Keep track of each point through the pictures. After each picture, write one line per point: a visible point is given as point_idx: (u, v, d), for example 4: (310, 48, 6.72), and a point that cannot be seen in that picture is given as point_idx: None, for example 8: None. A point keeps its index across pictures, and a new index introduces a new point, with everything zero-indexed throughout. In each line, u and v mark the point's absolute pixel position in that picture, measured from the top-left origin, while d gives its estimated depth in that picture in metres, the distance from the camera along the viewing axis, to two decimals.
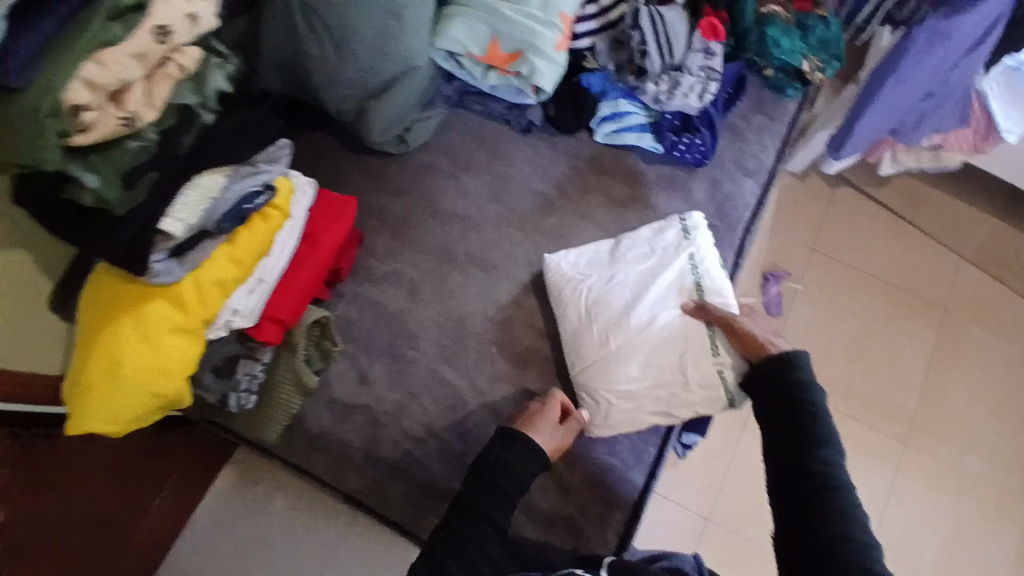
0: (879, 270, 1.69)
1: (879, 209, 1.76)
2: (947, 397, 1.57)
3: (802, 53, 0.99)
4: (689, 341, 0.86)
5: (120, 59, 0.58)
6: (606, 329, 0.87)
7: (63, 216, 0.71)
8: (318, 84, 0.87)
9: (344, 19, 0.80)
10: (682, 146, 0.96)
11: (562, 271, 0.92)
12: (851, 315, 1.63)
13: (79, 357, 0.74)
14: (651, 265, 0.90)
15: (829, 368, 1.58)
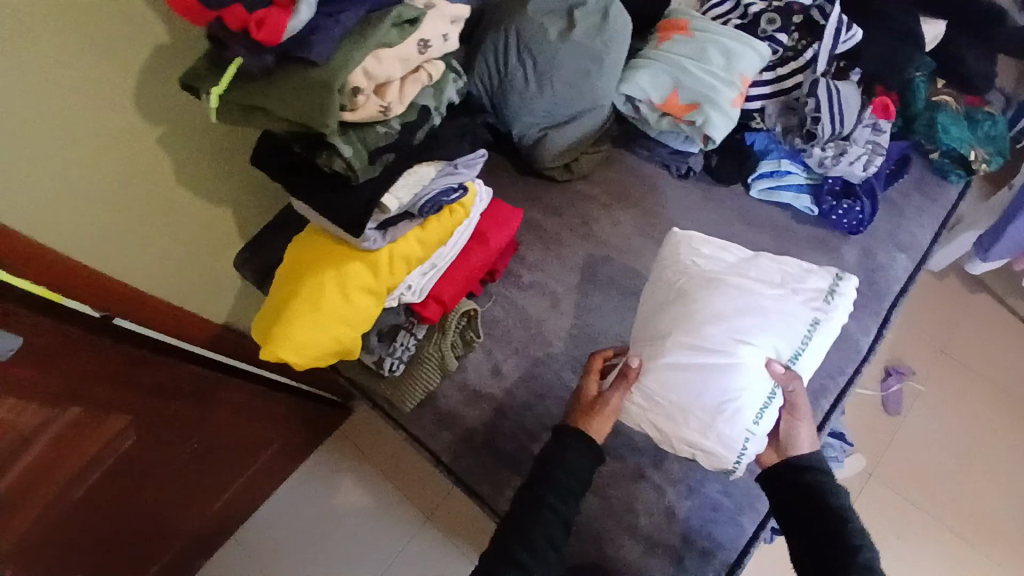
0: (1013, 387, 1.59)
1: (1020, 322, 1.66)
2: None
3: (970, 142, 1.01)
4: (746, 389, 0.82)
5: (391, 58, 0.71)
6: (687, 327, 0.85)
7: (305, 180, 0.82)
8: (512, 108, 0.99)
9: (554, 60, 0.93)
10: (840, 211, 1.00)
11: (683, 259, 0.90)
12: (975, 424, 1.54)
13: (283, 296, 0.86)
14: (769, 302, 0.86)
15: (942, 480, 1.49)
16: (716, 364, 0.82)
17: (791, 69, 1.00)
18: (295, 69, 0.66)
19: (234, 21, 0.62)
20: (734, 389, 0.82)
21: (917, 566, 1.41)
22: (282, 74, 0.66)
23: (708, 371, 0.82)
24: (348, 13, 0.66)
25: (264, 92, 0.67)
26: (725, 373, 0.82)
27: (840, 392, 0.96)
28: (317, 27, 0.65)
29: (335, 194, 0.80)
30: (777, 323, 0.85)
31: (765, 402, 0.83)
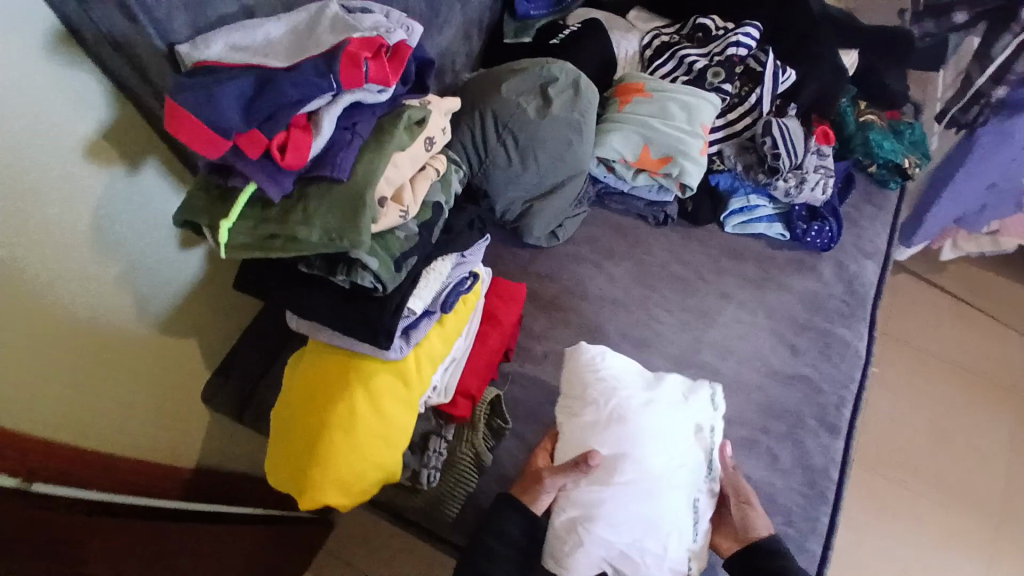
0: (949, 354, 1.76)
1: (942, 294, 1.86)
2: None
3: (901, 152, 1.14)
4: (678, 519, 0.82)
5: (404, 162, 0.69)
6: (616, 456, 0.83)
7: (307, 300, 0.75)
8: (496, 187, 0.98)
9: (537, 136, 0.95)
10: (812, 233, 1.08)
11: (602, 380, 0.88)
12: (937, 395, 1.69)
13: (304, 431, 0.77)
14: (683, 421, 0.87)
15: (920, 454, 1.61)
16: (655, 498, 0.81)
17: (738, 113, 1.09)
18: (318, 189, 0.62)
19: (254, 147, 0.56)
20: (673, 523, 0.81)
21: (913, 540, 1.49)
22: (300, 196, 0.62)
23: (652, 507, 0.81)
24: (364, 124, 0.64)
25: (285, 217, 0.62)
26: (664, 505, 0.82)
27: (855, 400, 1.02)
28: (340, 142, 0.62)
29: (352, 306, 0.74)
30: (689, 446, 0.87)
31: (695, 522, 0.84)
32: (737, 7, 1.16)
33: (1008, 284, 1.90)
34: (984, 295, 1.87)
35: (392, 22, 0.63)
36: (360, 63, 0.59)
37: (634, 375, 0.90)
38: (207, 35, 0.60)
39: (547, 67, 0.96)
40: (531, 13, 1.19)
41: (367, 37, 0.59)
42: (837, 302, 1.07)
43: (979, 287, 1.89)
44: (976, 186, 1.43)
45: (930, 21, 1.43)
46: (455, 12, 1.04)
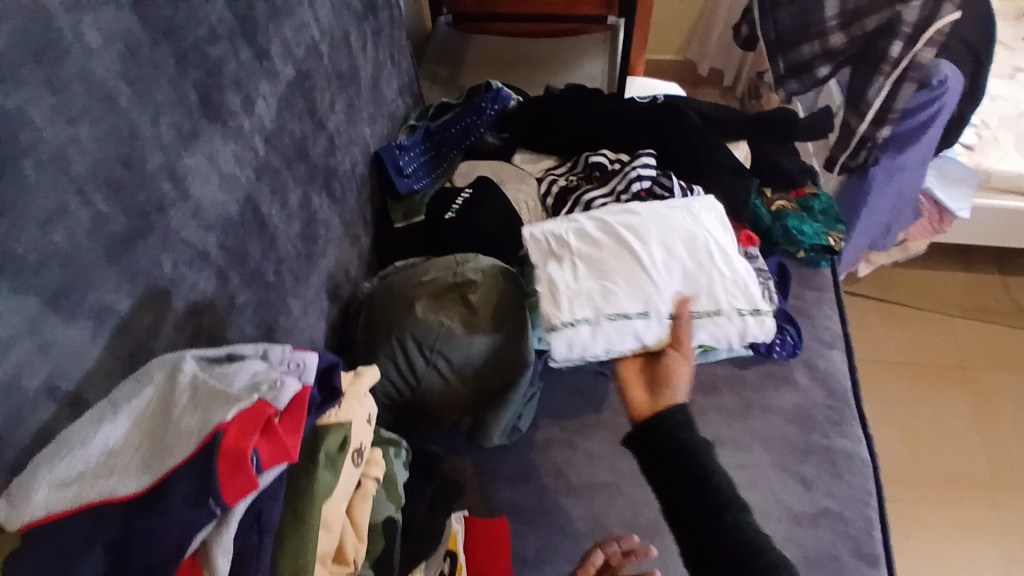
0: (892, 354, 2.03)
1: (864, 299, 2.14)
2: (1006, 446, 1.85)
3: (822, 232, 1.13)
4: (610, 279, 0.84)
5: (337, 514, 0.53)
6: (618, 227, 0.88)
7: None
8: (436, 410, 0.84)
9: (472, 351, 0.80)
10: (777, 346, 1.02)
11: (675, 211, 0.91)
12: (895, 400, 1.94)
13: None
14: (709, 286, 0.86)
15: (902, 464, 1.82)
16: (628, 261, 0.85)
17: None
18: None
19: None
20: (628, 306, 0.83)
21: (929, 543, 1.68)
22: None
23: (605, 239, 0.87)
24: (272, 506, 0.46)
25: None
26: (638, 281, 0.84)
27: (881, 519, 0.93)
28: (247, 555, 0.45)
29: None
30: (689, 244, 0.88)
31: (617, 293, 0.83)
32: (626, 134, 1.13)
33: (908, 275, 2.20)
34: (896, 291, 2.16)
35: (278, 364, 0.47)
36: (249, 461, 0.42)
37: (657, 205, 0.93)
38: (25, 479, 0.40)
39: (458, 271, 0.83)
40: (415, 186, 1.08)
41: (247, 410, 0.43)
42: (823, 410, 1.00)
43: (889, 286, 2.17)
44: (880, 213, 1.52)
45: (794, 81, 1.45)
46: (335, 225, 0.89)
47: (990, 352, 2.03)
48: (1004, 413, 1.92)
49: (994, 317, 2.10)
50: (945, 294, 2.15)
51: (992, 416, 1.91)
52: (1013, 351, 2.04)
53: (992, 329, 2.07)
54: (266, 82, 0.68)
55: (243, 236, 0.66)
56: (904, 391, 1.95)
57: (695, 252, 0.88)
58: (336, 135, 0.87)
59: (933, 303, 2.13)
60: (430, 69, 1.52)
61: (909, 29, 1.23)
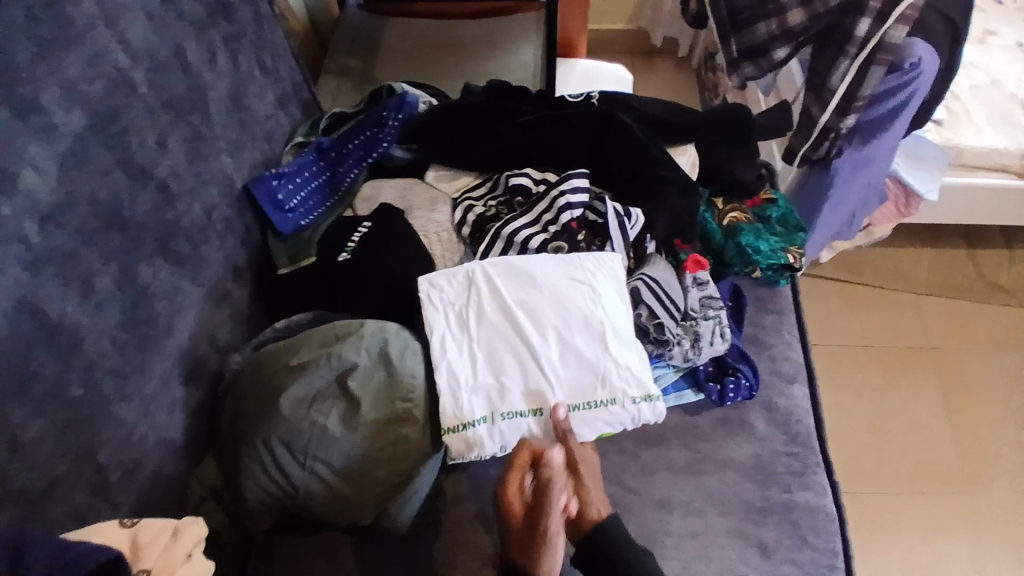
0: (858, 339, 1.94)
1: (830, 281, 2.04)
2: (977, 432, 1.80)
3: (781, 248, 0.99)
4: (501, 362, 0.73)
5: None
6: (513, 301, 0.76)
7: None
8: (324, 516, 0.69)
9: (357, 453, 0.66)
10: (731, 390, 0.90)
11: (562, 281, 0.79)
12: (861, 389, 1.86)
13: None
14: (600, 376, 0.75)
15: (870, 457, 1.76)
16: (512, 346, 0.74)
17: None
18: None
19: None
20: (520, 401, 0.73)
21: (897, 540, 1.65)
22: None
23: (498, 322, 0.75)
24: None
25: None
26: (525, 370, 0.73)
27: None
28: None
29: None
30: (578, 322, 0.77)
31: (507, 383, 0.73)
32: (552, 143, 0.96)
33: (876, 253, 2.09)
34: (862, 272, 2.06)
35: None
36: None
37: (553, 268, 0.80)
38: None
39: (335, 354, 0.68)
40: (303, 222, 0.91)
41: None
42: (784, 459, 0.88)
43: (856, 266, 2.07)
44: (845, 203, 1.38)
45: (750, 65, 1.29)
46: (185, 289, 0.75)
47: (961, 333, 1.96)
48: (976, 396, 1.86)
49: (966, 295, 2.02)
50: (915, 273, 2.06)
51: (959, 398, 1.85)
52: (986, 330, 1.97)
53: (963, 309, 2.00)
54: (34, 145, 0.55)
55: (15, 350, 0.54)
56: (869, 378, 1.88)
57: (593, 334, 0.76)
58: (172, 183, 0.72)
59: (902, 283, 2.04)
60: (336, 60, 1.31)
61: (878, 4, 1.07)
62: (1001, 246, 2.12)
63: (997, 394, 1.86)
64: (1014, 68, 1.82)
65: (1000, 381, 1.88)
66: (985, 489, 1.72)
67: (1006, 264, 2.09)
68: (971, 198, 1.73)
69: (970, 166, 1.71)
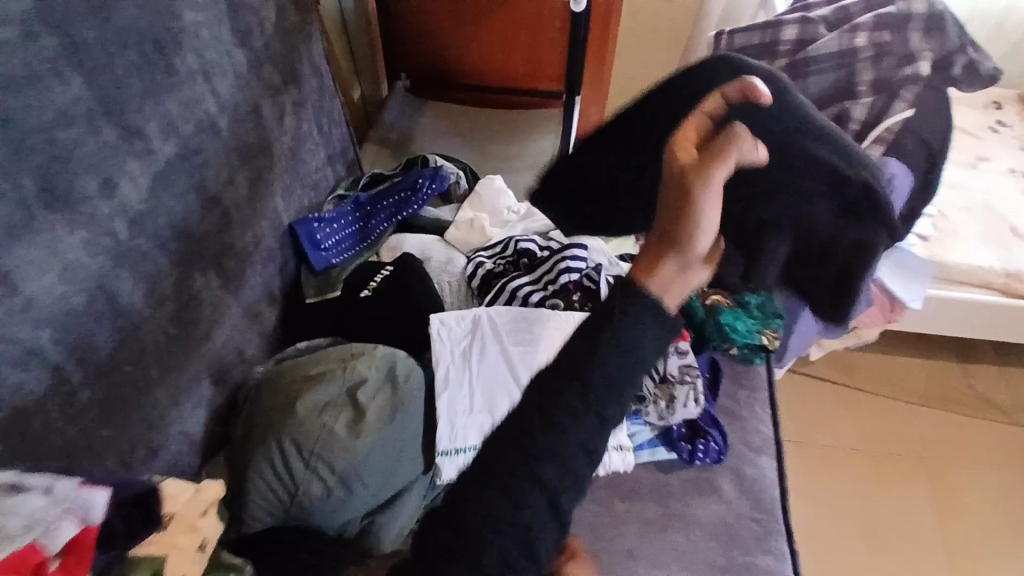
0: (846, 440, 1.97)
1: (820, 380, 2.10)
2: (967, 546, 1.78)
3: (757, 330, 1.09)
4: (497, 400, 0.83)
5: None
6: (514, 349, 0.86)
7: None
8: (318, 523, 0.76)
9: (356, 456, 0.74)
10: (701, 451, 0.96)
11: (558, 337, 0.87)
12: (847, 488, 1.87)
13: None
14: None
15: (851, 557, 1.75)
16: (506, 387, 0.83)
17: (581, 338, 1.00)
18: None
19: None
20: None
21: None
22: None
23: (499, 365, 0.84)
24: None
25: None
26: None
27: None
28: None
29: None
30: None
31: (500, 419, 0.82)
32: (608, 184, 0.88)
33: (867, 357, 2.15)
34: (855, 374, 2.11)
35: (55, 504, 0.43)
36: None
37: (552, 325, 0.89)
38: None
39: (348, 368, 0.79)
40: (334, 260, 1.05)
41: (11, 558, 0.39)
42: (749, 524, 0.93)
43: (848, 368, 2.12)
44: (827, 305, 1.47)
45: None
46: (226, 302, 0.85)
47: (952, 443, 1.97)
48: (968, 508, 1.85)
49: (959, 408, 2.04)
50: (907, 381, 2.10)
51: (950, 511, 1.84)
52: (981, 444, 1.97)
53: (955, 421, 2.01)
54: (133, 161, 0.66)
55: (88, 326, 0.62)
56: (862, 480, 1.89)
57: None
58: (233, 210, 0.84)
59: (895, 389, 2.08)
60: (379, 131, 1.50)
61: (856, 127, 1.26)
62: (992, 363, 2.15)
63: (992, 511, 1.84)
64: (1004, 194, 1.95)
65: (994, 497, 1.86)
66: None
67: (998, 381, 2.11)
68: (959, 309, 1.83)
69: (956, 279, 1.82)
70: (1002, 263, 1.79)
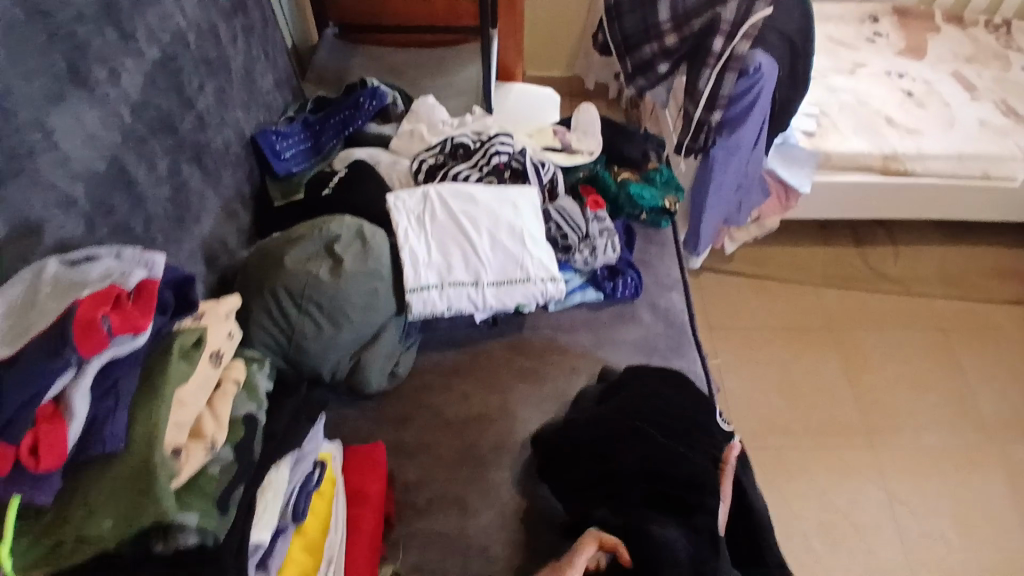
0: (767, 322, 2.10)
1: (738, 275, 2.20)
2: (876, 396, 1.96)
3: (660, 196, 1.32)
4: (451, 249, 1.01)
5: (192, 392, 0.64)
6: (460, 210, 1.04)
7: None
8: (314, 356, 0.94)
9: (338, 295, 0.92)
10: (618, 287, 1.19)
11: (495, 199, 1.07)
12: (772, 362, 2.01)
13: None
14: (520, 263, 1.03)
15: (778, 419, 1.89)
16: (457, 239, 1.02)
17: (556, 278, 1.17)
18: (95, 470, 0.56)
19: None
20: (462, 276, 1.01)
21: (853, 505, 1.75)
22: (77, 488, 0.55)
23: (449, 223, 1.03)
24: (127, 377, 0.57)
25: (65, 517, 0.54)
26: (469, 255, 1.02)
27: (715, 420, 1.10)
28: (102, 412, 0.55)
29: None
30: (507, 227, 1.05)
31: (453, 263, 1.01)
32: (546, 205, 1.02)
33: (777, 251, 2.27)
34: (768, 265, 2.23)
35: (126, 262, 0.59)
36: (99, 325, 0.52)
37: (489, 191, 1.08)
38: None
39: (324, 231, 0.95)
40: (293, 168, 1.21)
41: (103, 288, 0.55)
42: (663, 338, 1.17)
43: (762, 260, 2.24)
44: (726, 193, 1.71)
45: (641, 79, 1.69)
46: (208, 195, 1.01)
47: (856, 314, 2.14)
48: (874, 366, 2.03)
49: (857, 285, 2.19)
50: (813, 266, 2.24)
51: (857, 368, 2.02)
52: (878, 311, 2.15)
53: (856, 295, 2.17)
54: (129, 58, 0.82)
55: (108, 189, 0.78)
56: (780, 353, 2.04)
57: (517, 237, 1.05)
58: (205, 114, 1.00)
59: (803, 274, 2.21)
60: (315, 72, 1.65)
61: (727, 27, 1.48)
62: (891, 241, 2.32)
63: (897, 366, 2.03)
64: (879, 90, 2.16)
65: (894, 355, 2.05)
66: (886, 445, 1.88)
67: (892, 257, 2.28)
68: (843, 193, 2.05)
69: (840, 165, 2.01)
70: (876, 148, 2.00)
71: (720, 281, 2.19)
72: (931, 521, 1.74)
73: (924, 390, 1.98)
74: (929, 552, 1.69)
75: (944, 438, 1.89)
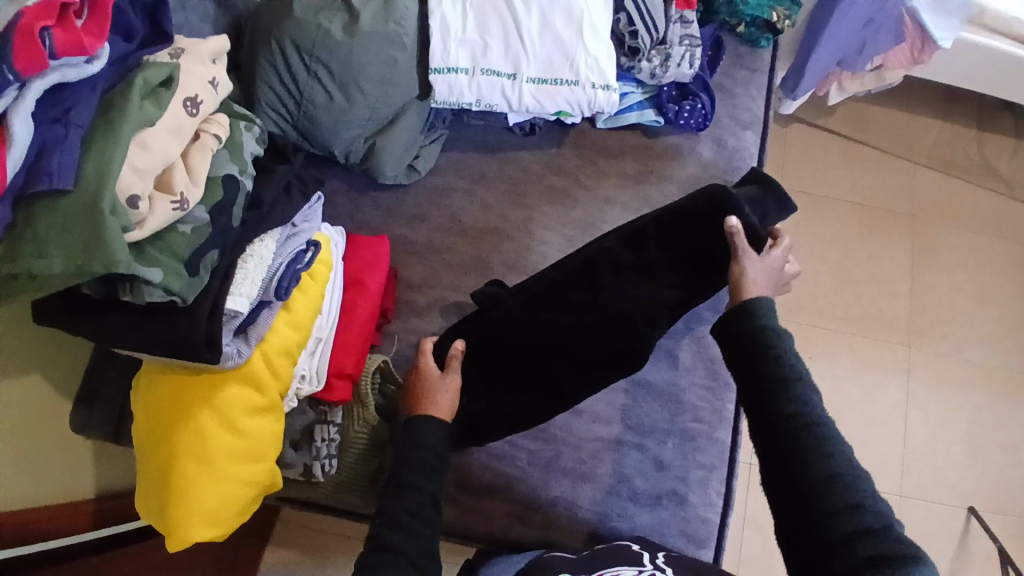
0: (848, 193, 1.78)
1: (832, 136, 1.82)
2: (934, 296, 1.70)
3: (768, 5, 1.04)
4: (492, 26, 0.84)
5: (161, 139, 0.56)
6: None
7: (126, 321, 0.63)
8: (325, 130, 0.84)
9: (352, 58, 0.80)
10: (685, 113, 1.00)
11: None
12: (835, 236, 1.74)
13: (140, 457, 0.71)
14: (569, 55, 0.86)
15: (821, 296, 1.68)
16: (499, 14, 0.84)
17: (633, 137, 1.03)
18: (43, 206, 0.50)
19: None
20: (499, 63, 0.85)
21: (876, 394, 1.61)
22: (28, 221, 0.50)
23: None
24: (80, 107, 0.51)
25: (18, 251, 0.50)
26: (511, 38, 0.85)
27: None
28: (50, 141, 0.49)
29: (162, 328, 0.62)
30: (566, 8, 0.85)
31: (488, 44, 0.85)
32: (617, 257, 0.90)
33: (886, 114, 1.85)
34: (869, 130, 1.83)
35: None
36: (39, 38, 0.45)
37: None
38: None
39: None
40: None
41: None
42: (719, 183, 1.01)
43: (865, 124, 1.84)
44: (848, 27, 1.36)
45: None
46: None
47: (949, 208, 1.78)
48: (946, 267, 1.72)
49: (966, 174, 1.79)
50: (921, 142, 1.82)
51: (923, 265, 1.72)
52: (975, 209, 1.77)
53: (959, 187, 1.78)
54: None
55: None
56: (845, 232, 1.74)
57: (571, 23, 0.85)
58: None
59: (907, 148, 1.82)
60: None
61: None
62: (1020, 132, 1.82)
63: (968, 271, 1.72)
64: None
65: (972, 257, 1.73)
66: (929, 349, 1.66)
67: (1011, 153, 1.81)
68: (994, 67, 1.51)
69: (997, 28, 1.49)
70: None
71: (808, 138, 1.82)
72: (943, 429, 1.59)
73: (988, 306, 1.69)
74: (931, 459, 1.57)
75: (996, 357, 1.65)
